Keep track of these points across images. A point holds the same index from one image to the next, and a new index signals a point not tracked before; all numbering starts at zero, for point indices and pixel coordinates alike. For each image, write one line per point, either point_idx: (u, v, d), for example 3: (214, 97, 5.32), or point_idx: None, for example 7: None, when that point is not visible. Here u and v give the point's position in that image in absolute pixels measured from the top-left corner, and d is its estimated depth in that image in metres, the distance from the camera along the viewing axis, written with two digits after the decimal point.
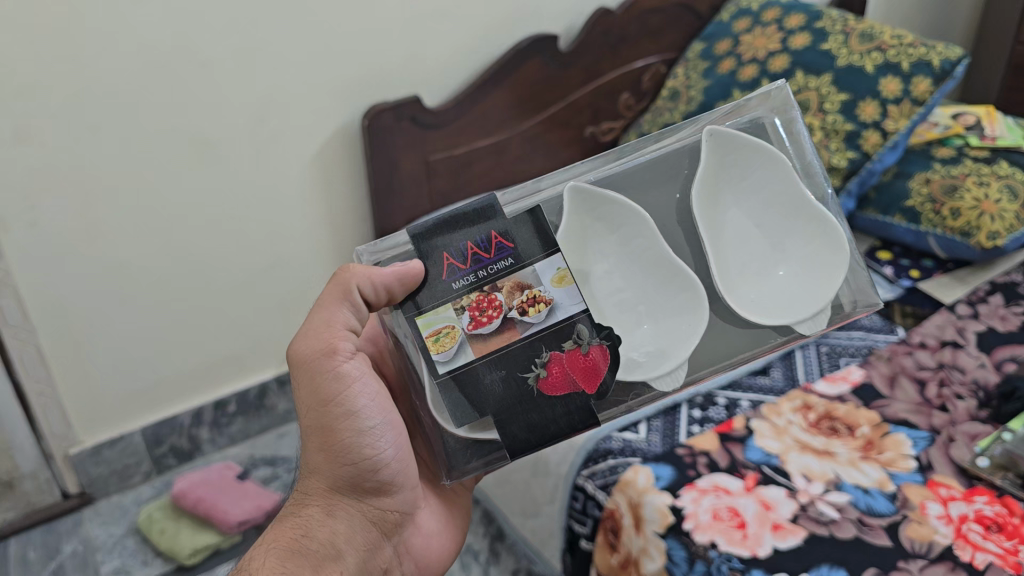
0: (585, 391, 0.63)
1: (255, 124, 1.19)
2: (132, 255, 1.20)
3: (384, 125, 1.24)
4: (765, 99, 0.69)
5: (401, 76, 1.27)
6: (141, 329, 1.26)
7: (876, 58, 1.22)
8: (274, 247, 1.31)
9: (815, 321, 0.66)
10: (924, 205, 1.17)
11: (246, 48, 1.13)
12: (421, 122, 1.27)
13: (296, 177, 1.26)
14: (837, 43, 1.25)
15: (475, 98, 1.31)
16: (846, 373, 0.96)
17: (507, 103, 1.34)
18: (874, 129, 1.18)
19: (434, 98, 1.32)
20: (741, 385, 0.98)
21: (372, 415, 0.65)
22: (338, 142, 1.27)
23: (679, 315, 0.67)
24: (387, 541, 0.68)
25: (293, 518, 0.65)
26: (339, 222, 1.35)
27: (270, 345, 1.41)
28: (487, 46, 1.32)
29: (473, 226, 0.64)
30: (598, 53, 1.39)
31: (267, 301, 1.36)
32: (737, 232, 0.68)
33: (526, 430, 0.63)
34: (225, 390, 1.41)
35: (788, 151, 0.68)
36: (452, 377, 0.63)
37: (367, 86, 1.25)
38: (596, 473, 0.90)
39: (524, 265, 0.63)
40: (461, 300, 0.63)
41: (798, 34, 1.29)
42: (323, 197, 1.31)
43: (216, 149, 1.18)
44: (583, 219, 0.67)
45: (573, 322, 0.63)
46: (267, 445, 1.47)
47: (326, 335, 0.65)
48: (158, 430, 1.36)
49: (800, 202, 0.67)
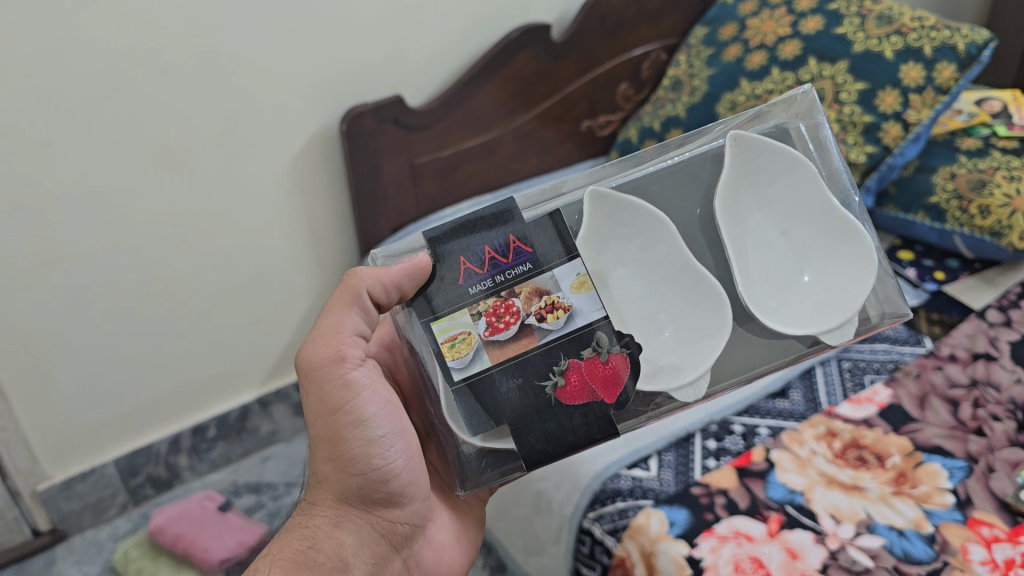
0: (605, 400, 0.61)
1: (224, 134, 1.11)
2: (101, 284, 1.13)
3: (365, 128, 1.17)
4: (790, 104, 0.67)
5: (380, 75, 1.19)
6: (112, 360, 1.21)
7: (896, 43, 1.17)
8: (251, 263, 1.25)
9: (842, 330, 0.64)
10: (950, 202, 1.15)
11: (209, 49, 1.04)
12: (404, 123, 1.21)
13: (268, 187, 1.18)
14: (853, 27, 1.20)
15: (463, 94, 1.24)
16: (873, 395, 0.94)
17: (499, 100, 1.28)
18: (895, 121, 1.14)
19: (418, 96, 1.24)
20: (759, 410, 0.96)
21: (382, 423, 0.62)
22: (315, 153, 1.20)
23: (701, 323, 0.65)
24: (396, 554, 0.65)
25: (300, 529, 0.63)
26: (319, 233, 1.28)
27: (247, 361, 1.36)
28: (473, 37, 1.25)
29: (490, 230, 0.63)
30: (593, 41, 1.33)
31: (245, 319, 1.30)
32: (761, 238, 0.66)
33: (543, 440, 0.61)
34: (202, 416, 1.37)
35: (813, 157, 0.67)
36: (468, 385, 0.61)
37: (339, 86, 1.17)
38: (604, 516, 0.87)
39: (543, 270, 0.62)
40: (478, 305, 0.61)
41: (809, 17, 1.24)
42: (302, 213, 1.24)
43: (187, 166, 1.10)
44: (603, 224, 0.65)
45: (592, 329, 0.61)
46: (251, 470, 1.44)
47: (334, 342, 0.63)
48: (133, 460, 1.32)
49: (825, 208, 0.66)
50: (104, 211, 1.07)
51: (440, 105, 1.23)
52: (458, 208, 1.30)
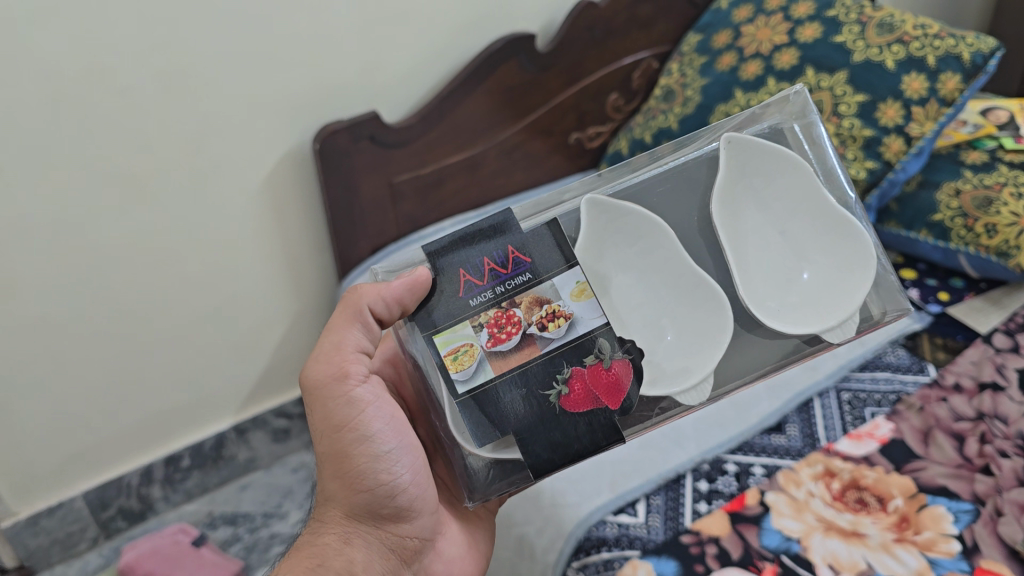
0: (609, 407, 0.61)
1: (191, 153, 1.06)
2: (60, 311, 1.08)
3: (339, 146, 1.13)
4: (784, 104, 0.68)
5: (359, 87, 1.15)
6: (73, 392, 1.16)
7: (898, 52, 1.15)
8: (223, 287, 1.20)
9: (843, 328, 0.65)
10: (954, 219, 1.15)
11: (176, 61, 0.98)
12: (380, 140, 1.17)
13: (238, 209, 1.14)
14: (853, 35, 1.18)
15: (444, 107, 1.20)
16: (873, 429, 0.91)
17: (485, 111, 1.25)
18: (897, 135, 1.13)
19: (395, 111, 1.21)
20: (753, 448, 0.93)
21: (387, 438, 0.62)
22: (291, 172, 1.16)
23: (703, 327, 0.65)
24: (407, 569, 0.64)
25: (308, 548, 0.62)
26: (295, 255, 1.25)
27: (233, 390, 1.34)
28: (454, 44, 1.21)
29: (489, 242, 0.63)
30: (580, 51, 1.30)
31: (215, 345, 1.26)
32: (761, 237, 0.66)
33: (549, 449, 0.61)
34: (176, 445, 1.32)
35: (809, 157, 0.67)
36: (473, 397, 0.61)
37: (316, 103, 1.13)
38: (588, 566, 0.82)
39: (542, 280, 0.62)
40: (479, 317, 0.61)
41: (807, 25, 1.23)
42: (276, 229, 1.20)
43: (149, 191, 1.05)
44: (600, 231, 0.65)
45: (594, 336, 0.62)
46: (228, 499, 1.38)
47: (337, 359, 0.63)
48: (103, 493, 1.27)
49: (822, 207, 0.66)
50: (60, 242, 1.02)
51: (421, 120, 1.19)
52: (441, 228, 1.28)
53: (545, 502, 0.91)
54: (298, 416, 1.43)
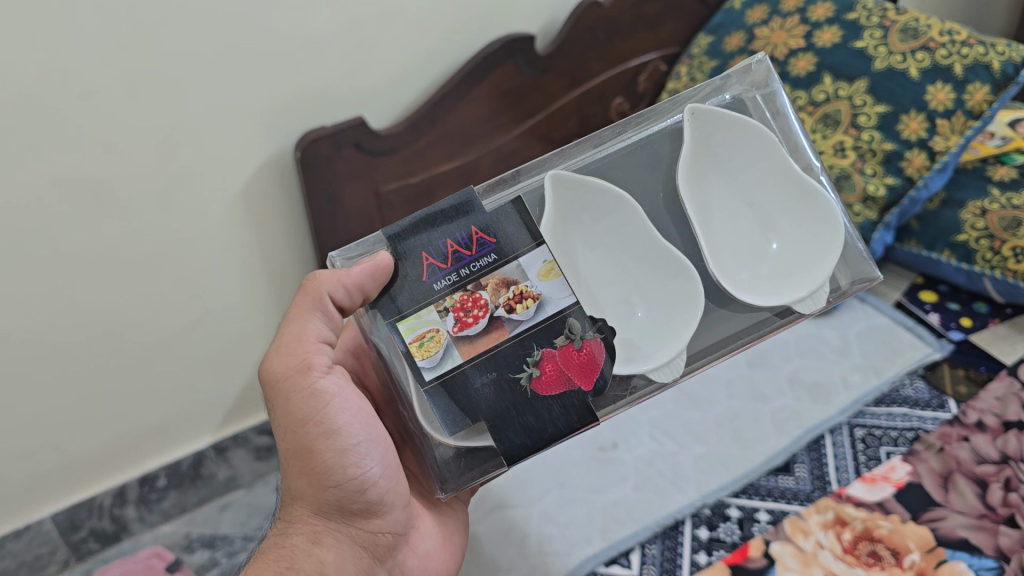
0: (581, 387, 0.60)
1: (164, 159, 0.94)
2: (16, 322, 0.97)
3: (321, 155, 1.00)
4: (745, 74, 0.67)
5: (340, 95, 1.02)
6: (38, 407, 1.06)
7: (922, 60, 1.06)
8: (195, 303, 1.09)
9: (814, 299, 0.64)
10: (979, 240, 1.05)
11: (138, 69, 0.87)
12: (366, 148, 1.04)
13: (215, 219, 1.03)
14: (875, 40, 1.09)
15: (434, 114, 1.07)
16: (888, 472, 0.90)
17: (481, 115, 1.11)
18: (920, 149, 1.04)
19: (385, 117, 1.08)
20: (759, 490, 0.93)
21: (355, 431, 0.59)
22: (267, 181, 1.04)
23: (673, 301, 0.64)
24: (380, 565, 0.62)
25: (277, 549, 0.60)
26: (278, 266, 1.14)
27: (204, 407, 1.22)
28: (450, 45, 1.07)
29: (451, 223, 0.61)
30: (583, 53, 1.15)
31: (191, 359, 1.15)
32: (727, 210, 0.66)
33: (522, 434, 0.59)
34: (151, 463, 1.23)
35: (771, 126, 0.67)
36: (441, 384, 0.59)
37: (297, 112, 1.01)
38: None
39: (509, 260, 0.60)
40: (443, 301, 0.59)
41: (825, 28, 1.13)
42: (253, 234, 1.08)
43: (115, 198, 0.94)
44: (566, 210, 0.64)
45: (564, 316, 0.60)
46: (207, 520, 1.26)
47: (298, 352, 0.60)
48: (73, 514, 1.18)
49: (787, 175, 0.66)
50: (21, 253, 0.92)
51: (408, 128, 1.06)
52: None
53: (532, 549, 0.94)
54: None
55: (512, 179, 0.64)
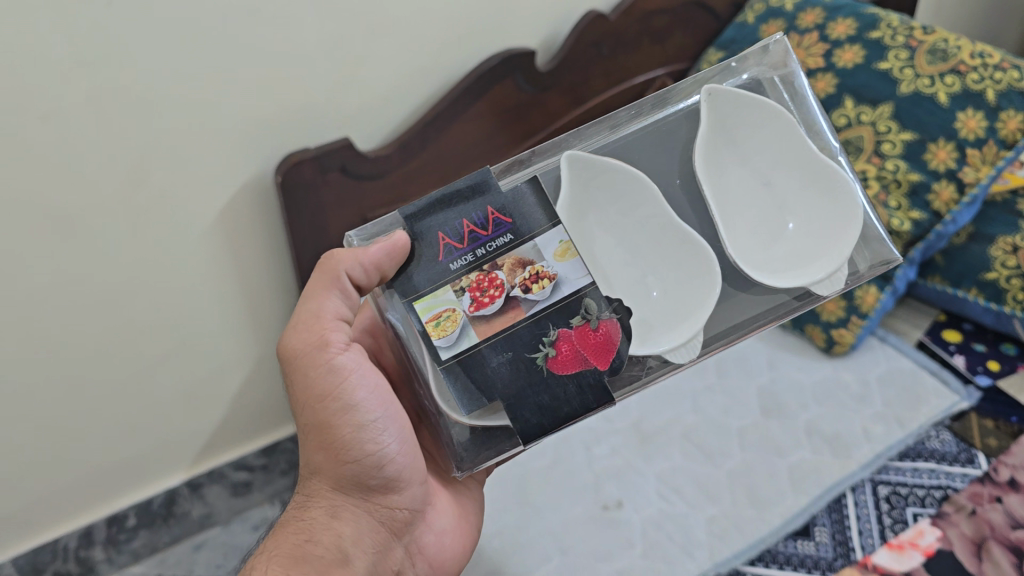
0: (597, 367, 0.59)
1: (132, 186, 0.87)
2: None
3: (304, 180, 0.93)
4: (763, 55, 0.67)
5: (327, 113, 0.95)
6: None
7: (951, 84, 1.00)
8: (172, 330, 1.02)
9: (833, 280, 0.63)
10: (1011, 279, 1.00)
11: (109, 85, 0.79)
12: (353, 172, 0.96)
13: (194, 241, 0.95)
14: (900, 61, 1.03)
15: (426, 136, 1.00)
16: (917, 538, 0.87)
17: (476, 135, 1.04)
18: (948, 181, 1.00)
19: (372, 138, 1.01)
20: (778, 557, 0.89)
21: (372, 408, 0.60)
22: (250, 207, 0.97)
23: (687, 281, 0.64)
24: (397, 541, 0.62)
25: (296, 523, 0.60)
26: (254, 292, 1.06)
27: (181, 440, 1.16)
28: (440, 61, 1.00)
29: (468, 203, 0.61)
30: (585, 69, 1.07)
31: (169, 390, 1.08)
32: (744, 190, 0.65)
33: (537, 413, 0.59)
34: (122, 501, 1.17)
35: (787, 106, 0.66)
36: (458, 363, 0.59)
37: (282, 130, 0.93)
38: None
39: (525, 240, 0.60)
40: (460, 281, 0.60)
41: (847, 46, 1.07)
42: (230, 265, 1.01)
43: (78, 228, 0.86)
44: (581, 190, 0.64)
45: (580, 296, 0.60)
46: (179, 561, 1.20)
47: (317, 328, 0.60)
48: (35, 559, 1.13)
49: (805, 156, 0.65)
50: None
51: (398, 150, 0.98)
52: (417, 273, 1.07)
53: None
54: (261, 467, 1.25)
55: (529, 161, 0.65)
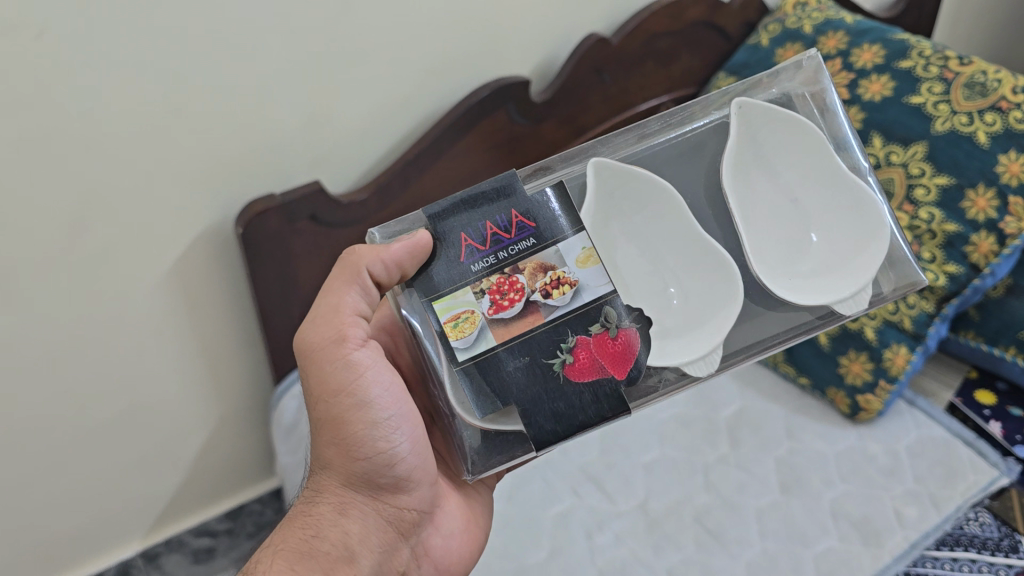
0: (616, 377, 0.50)
1: (87, 255, 0.71)
2: None
3: (265, 234, 0.75)
4: (795, 71, 0.59)
5: (304, 157, 0.77)
6: None
7: (992, 122, 0.75)
8: (145, 416, 0.87)
9: (856, 300, 0.54)
10: None
11: (38, 129, 0.63)
12: (327, 221, 0.78)
13: (158, 309, 0.79)
14: (934, 96, 0.78)
15: (409, 174, 0.80)
16: None
17: (460, 175, 0.84)
18: (988, 231, 0.75)
19: (348, 178, 0.81)
20: None
21: (386, 405, 0.55)
22: (206, 259, 0.78)
23: (711, 300, 0.55)
24: (404, 542, 0.59)
25: (303, 518, 0.57)
26: (224, 358, 0.88)
27: (130, 512, 0.95)
28: (430, 86, 0.80)
29: (490, 204, 0.52)
30: (584, 98, 0.87)
31: (142, 475, 0.92)
32: (771, 208, 0.57)
33: (552, 420, 0.49)
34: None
35: (818, 122, 0.58)
36: (475, 365, 0.50)
37: (248, 174, 0.75)
38: None
39: (547, 244, 0.51)
40: (480, 282, 0.50)
41: (874, 76, 0.83)
42: (183, 326, 0.82)
43: (48, 341, 0.75)
44: (604, 199, 0.56)
45: (601, 304, 0.51)
46: None
47: (333, 321, 0.56)
48: None
49: (833, 174, 0.56)
50: None
51: (374, 195, 0.79)
52: None
53: None
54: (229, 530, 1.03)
55: (554, 164, 0.56)
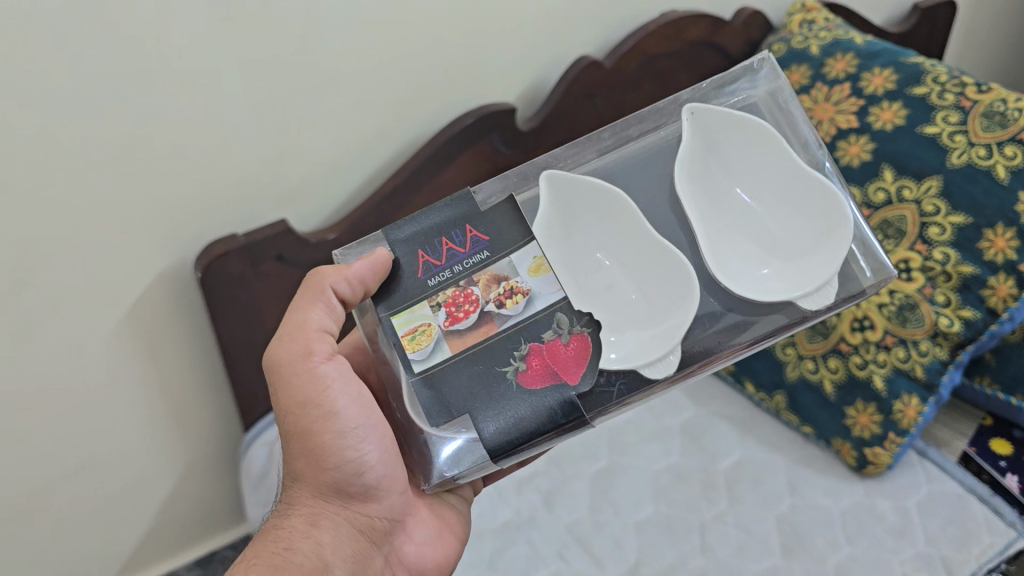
0: (568, 381, 0.47)
1: (50, 300, 0.69)
2: None
3: (229, 277, 0.73)
4: (749, 74, 0.56)
5: (280, 190, 0.74)
6: None
7: (1012, 156, 0.70)
8: (117, 457, 0.84)
9: (822, 294, 0.50)
10: None
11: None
12: (295, 261, 0.76)
13: (125, 350, 0.76)
14: (949, 125, 0.74)
15: (385, 211, 0.77)
16: None
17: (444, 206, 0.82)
18: (1008, 273, 0.69)
19: (327, 206, 0.79)
20: None
21: (354, 414, 0.52)
22: (175, 298, 0.76)
23: (669, 300, 0.52)
24: (377, 551, 0.54)
25: (274, 531, 0.53)
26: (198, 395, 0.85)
27: (101, 556, 0.93)
28: (411, 114, 0.77)
29: (444, 217, 0.51)
30: (575, 125, 0.83)
31: (115, 517, 0.90)
32: (734, 212, 0.54)
33: (502, 423, 0.46)
34: None
35: (775, 121, 0.55)
36: (427, 379, 0.48)
37: (220, 210, 0.72)
38: None
39: (500, 256, 0.49)
40: (436, 296, 0.49)
41: (886, 104, 0.79)
42: (153, 365, 0.79)
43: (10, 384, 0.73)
44: (562, 211, 0.54)
45: (552, 311, 0.48)
46: None
47: (299, 338, 0.53)
48: None
49: (792, 169, 0.53)
50: None
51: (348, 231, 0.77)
52: None
53: None
54: None
55: (507, 180, 0.54)
